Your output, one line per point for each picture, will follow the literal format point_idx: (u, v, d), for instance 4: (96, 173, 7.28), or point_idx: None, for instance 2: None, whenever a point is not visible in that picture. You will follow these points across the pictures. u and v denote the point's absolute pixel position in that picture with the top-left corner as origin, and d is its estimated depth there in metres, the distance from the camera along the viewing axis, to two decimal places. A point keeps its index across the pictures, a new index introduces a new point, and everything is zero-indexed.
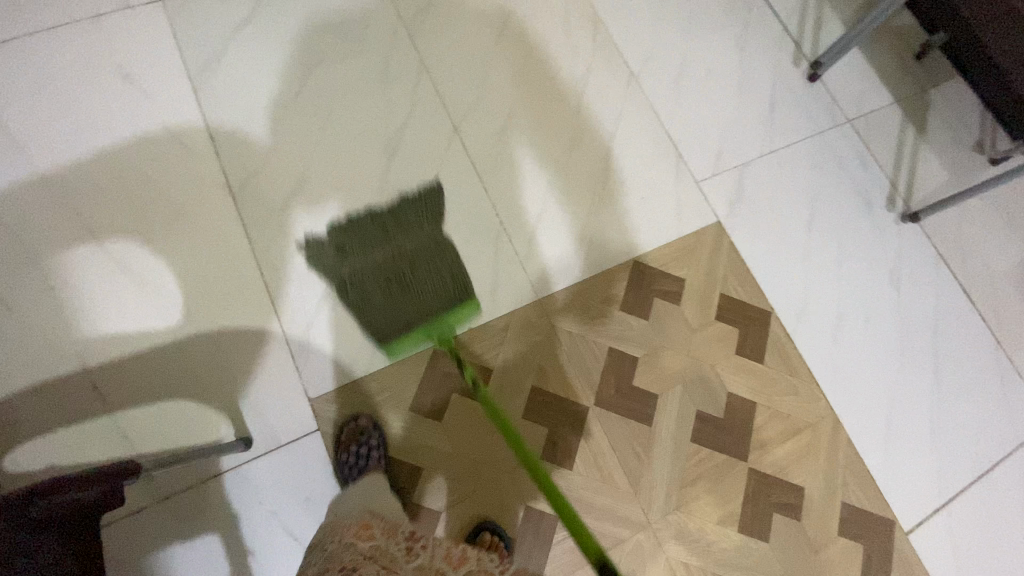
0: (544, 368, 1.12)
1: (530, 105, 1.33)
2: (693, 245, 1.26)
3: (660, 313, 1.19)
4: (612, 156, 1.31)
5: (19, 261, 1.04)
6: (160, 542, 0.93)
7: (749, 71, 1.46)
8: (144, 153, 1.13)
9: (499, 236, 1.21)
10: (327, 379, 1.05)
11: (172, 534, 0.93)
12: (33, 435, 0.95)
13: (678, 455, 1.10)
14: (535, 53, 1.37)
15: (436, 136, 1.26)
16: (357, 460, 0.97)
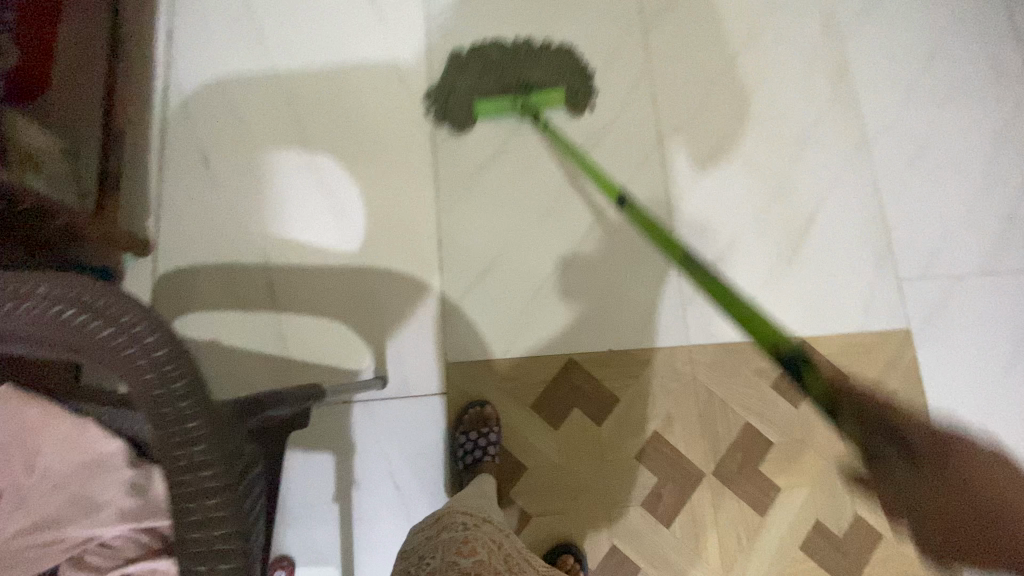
0: (673, 416, 1.06)
1: (744, 138, 1.22)
2: (869, 345, 1.14)
3: (811, 405, 1.09)
4: (814, 221, 1.19)
5: (235, 145, 1.10)
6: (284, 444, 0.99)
7: (998, 174, 1.27)
8: (364, 76, 1.15)
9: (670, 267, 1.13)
10: (465, 349, 1.07)
11: (296, 441, 1.00)
12: (208, 308, 1.03)
13: (782, 556, 1.03)
14: (765, 84, 1.25)
15: (638, 144, 1.20)
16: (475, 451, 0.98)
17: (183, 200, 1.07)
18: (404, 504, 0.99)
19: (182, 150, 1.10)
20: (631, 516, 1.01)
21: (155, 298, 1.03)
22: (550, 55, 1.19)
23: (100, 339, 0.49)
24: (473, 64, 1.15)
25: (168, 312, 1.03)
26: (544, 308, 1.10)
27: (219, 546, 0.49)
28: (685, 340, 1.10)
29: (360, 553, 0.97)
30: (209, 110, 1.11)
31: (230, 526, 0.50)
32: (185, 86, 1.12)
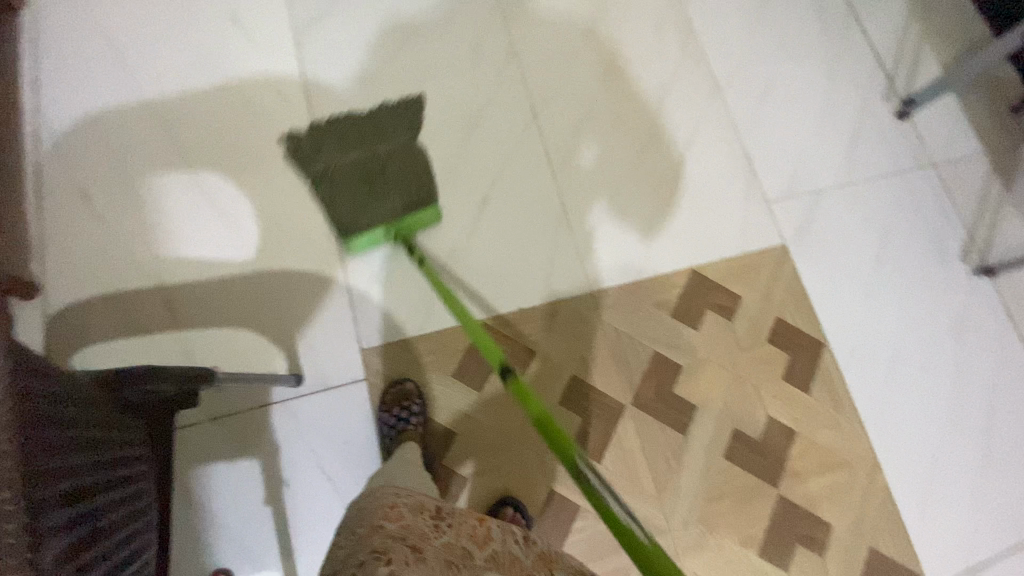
0: (587, 358, 1.12)
1: (611, 101, 1.33)
2: (754, 264, 1.24)
3: (710, 326, 1.18)
4: (685, 163, 1.30)
5: (115, 176, 1.10)
6: (206, 458, 0.98)
7: (836, 101, 1.43)
8: (240, 94, 1.18)
9: (561, 225, 1.21)
10: (379, 333, 1.09)
11: (218, 453, 0.98)
12: (106, 338, 1.01)
13: (708, 469, 1.09)
14: (622, 51, 1.37)
15: (515, 119, 1.28)
16: (399, 424, 1.00)
17: (67, 237, 1.06)
18: (339, 493, 0.99)
19: (59, 189, 1.09)
20: (563, 460, 1.06)
21: (47, 337, 1.01)
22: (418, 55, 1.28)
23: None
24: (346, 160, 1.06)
25: (63, 349, 1.00)
26: (450, 281, 1.14)
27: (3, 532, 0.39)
28: (587, 288, 1.17)
29: (301, 551, 0.96)
30: (83, 147, 1.11)
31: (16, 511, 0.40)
32: (54, 126, 1.12)
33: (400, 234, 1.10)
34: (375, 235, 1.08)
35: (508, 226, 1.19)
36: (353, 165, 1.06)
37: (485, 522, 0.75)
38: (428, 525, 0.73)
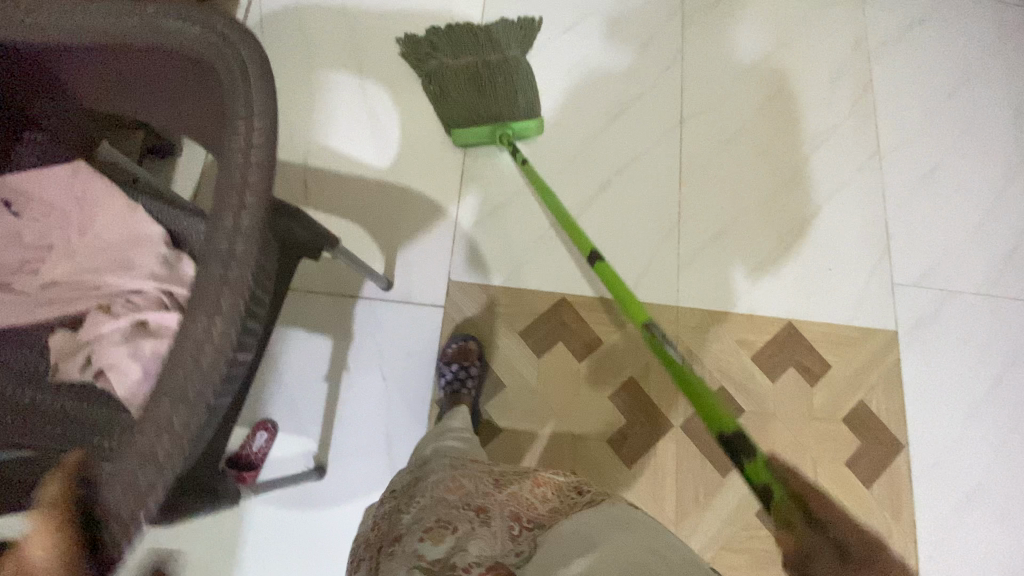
0: (651, 366, 1.12)
1: (762, 131, 1.28)
2: (855, 339, 1.18)
3: (785, 382, 1.14)
4: (817, 215, 1.24)
5: (298, 63, 1.23)
6: (289, 322, 1.08)
7: (1005, 205, 1.31)
8: (422, 23, 1.27)
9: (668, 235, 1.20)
10: (468, 272, 1.14)
11: (300, 322, 1.08)
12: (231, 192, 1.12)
13: (736, 516, 1.05)
14: (791, 87, 1.32)
15: (661, 118, 1.27)
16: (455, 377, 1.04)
17: None
18: (386, 395, 1.06)
19: None
20: (595, 450, 1.06)
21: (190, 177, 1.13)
22: (588, 36, 1.31)
23: (198, 39, 0.52)
24: (441, 42, 1.22)
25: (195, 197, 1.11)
26: (548, 248, 1.16)
27: (241, 244, 0.47)
28: (673, 302, 1.16)
29: (338, 432, 1.05)
30: (280, 30, 1.25)
31: (256, 225, 0.48)
32: (265, 7, 1.27)
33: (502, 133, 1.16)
34: (481, 130, 1.16)
35: (617, 221, 1.20)
36: (459, 71, 1.18)
37: (537, 484, 0.73)
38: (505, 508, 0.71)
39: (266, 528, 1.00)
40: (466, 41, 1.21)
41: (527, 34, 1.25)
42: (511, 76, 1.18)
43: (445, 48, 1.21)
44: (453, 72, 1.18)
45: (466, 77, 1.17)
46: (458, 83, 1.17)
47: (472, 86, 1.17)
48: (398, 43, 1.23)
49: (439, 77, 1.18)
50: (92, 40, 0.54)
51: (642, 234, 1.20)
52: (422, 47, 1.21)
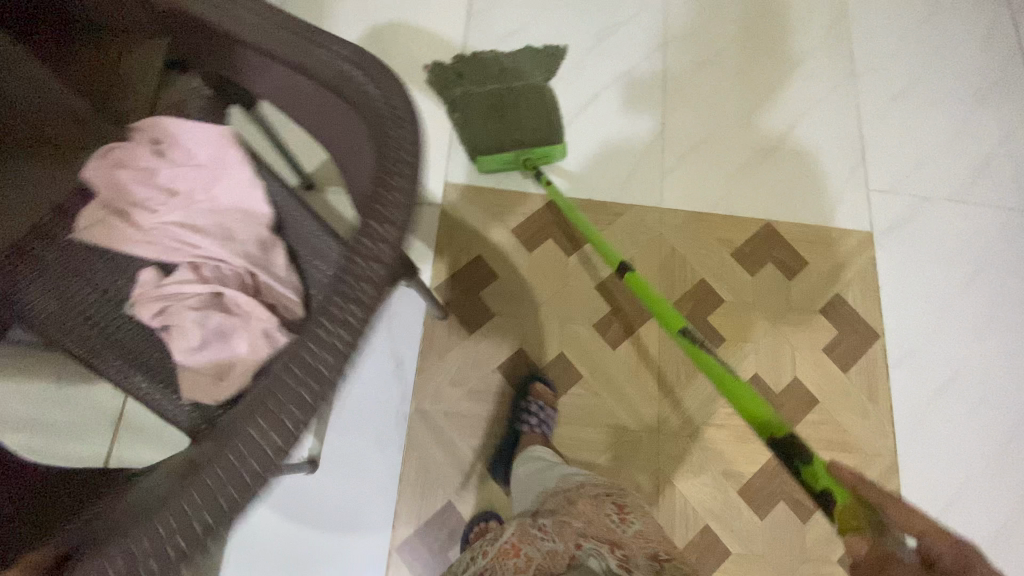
0: (635, 260, 1.19)
1: (742, 53, 1.36)
2: (831, 239, 1.24)
3: (763, 277, 1.20)
4: (794, 128, 1.31)
5: None
6: None
7: (979, 120, 1.36)
8: None
9: (650, 144, 1.27)
10: (464, 176, 1.22)
11: None
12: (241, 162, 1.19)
13: (716, 395, 1.10)
14: (769, 14, 1.40)
15: (644, 42, 1.35)
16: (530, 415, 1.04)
17: None
18: None
19: None
20: (581, 334, 1.13)
21: None
22: None
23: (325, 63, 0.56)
24: (467, 75, 1.27)
25: None
26: None
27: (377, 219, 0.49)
28: (655, 203, 1.23)
29: None
30: None
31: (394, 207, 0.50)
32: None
33: (527, 159, 1.18)
34: (507, 155, 1.18)
35: (602, 132, 1.28)
36: (486, 96, 1.22)
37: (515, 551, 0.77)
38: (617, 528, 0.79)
39: None
40: (490, 78, 1.26)
41: (548, 73, 1.30)
42: (534, 106, 1.22)
43: (472, 82, 1.25)
44: (478, 97, 1.22)
45: (490, 107, 1.20)
46: (485, 113, 1.20)
47: (497, 117, 1.19)
48: (426, 82, 1.28)
49: (464, 103, 1.22)
50: (250, 38, 0.59)
51: (625, 143, 1.27)
52: (450, 83, 1.26)
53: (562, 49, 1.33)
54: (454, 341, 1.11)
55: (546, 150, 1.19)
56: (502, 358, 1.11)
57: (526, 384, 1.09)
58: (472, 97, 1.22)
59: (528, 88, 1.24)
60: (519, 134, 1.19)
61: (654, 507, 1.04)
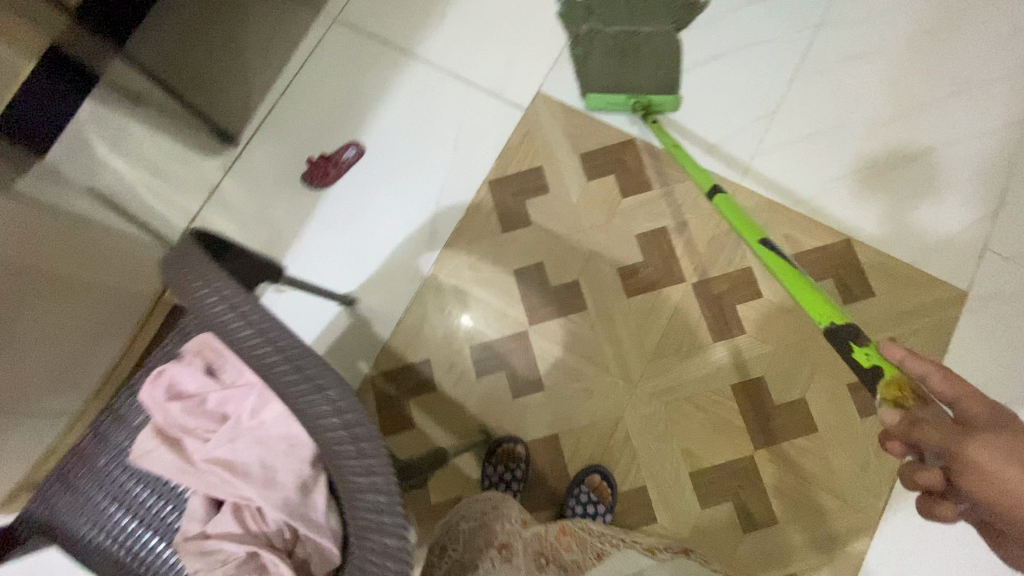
0: (687, 223, 1.15)
1: (901, 58, 1.22)
2: (913, 282, 1.11)
3: (815, 289, 1.12)
4: (925, 155, 1.17)
5: None
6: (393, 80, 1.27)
7: None
8: None
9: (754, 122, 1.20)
10: (557, 91, 1.26)
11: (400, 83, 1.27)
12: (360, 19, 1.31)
13: (709, 377, 1.07)
14: (957, 25, 1.22)
15: (795, 17, 1.26)
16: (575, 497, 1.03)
17: None
18: (453, 161, 1.23)
19: None
20: (604, 271, 1.14)
21: None
22: None
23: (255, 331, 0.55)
24: (595, 10, 1.27)
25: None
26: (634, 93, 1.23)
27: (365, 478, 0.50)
28: (734, 178, 1.18)
29: (408, 172, 1.23)
30: None
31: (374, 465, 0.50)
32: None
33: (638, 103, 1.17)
34: (619, 98, 1.18)
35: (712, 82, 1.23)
36: (612, 41, 1.24)
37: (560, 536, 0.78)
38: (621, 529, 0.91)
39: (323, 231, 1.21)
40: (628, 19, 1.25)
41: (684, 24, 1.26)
42: (660, 60, 1.23)
43: (606, 22, 1.25)
44: (604, 39, 1.24)
45: (616, 55, 1.23)
46: (611, 59, 1.23)
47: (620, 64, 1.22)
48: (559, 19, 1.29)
49: (588, 42, 1.25)
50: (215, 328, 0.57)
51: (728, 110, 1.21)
52: (586, 15, 1.27)
53: (703, 2, 1.27)
54: (488, 233, 1.19)
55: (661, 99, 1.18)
56: (522, 263, 1.17)
57: (534, 293, 1.14)
58: (598, 39, 1.25)
59: (656, 40, 1.25)
60: (635, 84, 1.21)
61: (604, 448, 1.06)
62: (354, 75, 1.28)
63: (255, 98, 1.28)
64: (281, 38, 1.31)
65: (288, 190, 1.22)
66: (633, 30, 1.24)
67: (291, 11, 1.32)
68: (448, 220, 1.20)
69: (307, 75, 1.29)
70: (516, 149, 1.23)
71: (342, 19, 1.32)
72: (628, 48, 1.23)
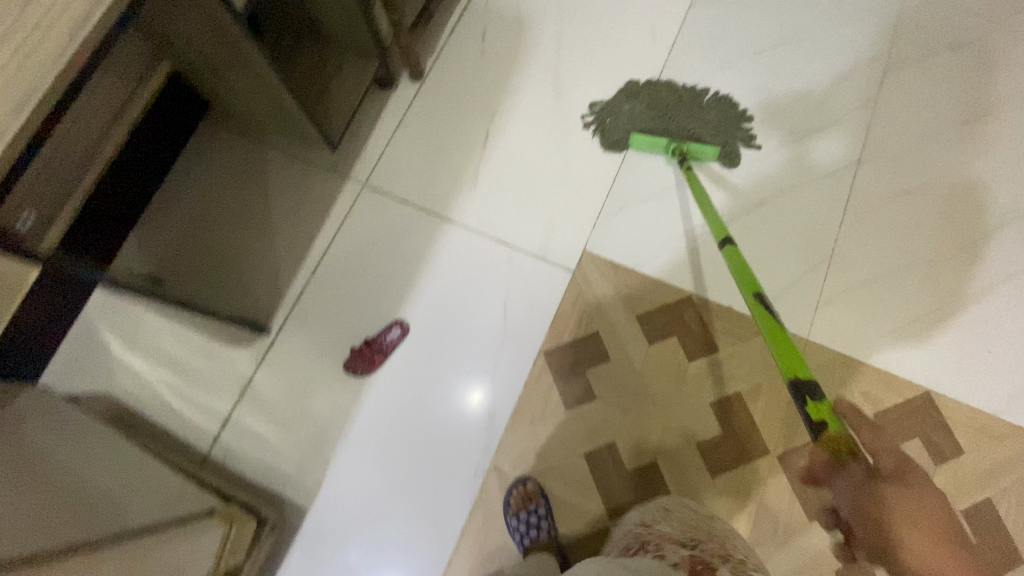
0: (762, 387, 1.10)
1: (946, 193, 1.21)
2: (999, 434, 1.07)
3: (901, 451, 1.07)
4: (987, 295, 1.14)
5: (508, 34, 1.36)
6: (429, 249, 1.23)
7: None
8: (624, 23, 1.35)
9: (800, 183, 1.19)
10: (606, 249, 1.20)
11: (435, 252, 1.22)
12: (391, 186, 1.27)
13: (809, 564, 1.01)
14: (995, 157, 1.22)
15: (835, 156, 1.25)
16: None
17: (454, 55, 1.35)
18: (502, 333, 1.15)
19: (471, 21, 1.37)
20: (681, 449, 1.07)
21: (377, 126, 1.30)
22: (781, 66, 1.31)
23: None
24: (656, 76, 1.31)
25: (363, 156, 1.28)
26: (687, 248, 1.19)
27: None
28: (800, 331, 1.14)
29: (455, 347, 1.15)
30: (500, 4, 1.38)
31: None
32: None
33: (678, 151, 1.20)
34: (661, 142, 1.21)
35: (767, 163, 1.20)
36: (664, 98, 1.28)
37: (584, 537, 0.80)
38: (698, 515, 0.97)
39: (370, 424, 1.11)
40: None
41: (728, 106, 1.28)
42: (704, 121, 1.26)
43: (651, 92, 1.29)
44: (657, 95, 1.28)
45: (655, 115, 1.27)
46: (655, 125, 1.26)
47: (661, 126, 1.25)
48: (590, 108, 1.30)
49: (642, 94, 1.29)
50: None
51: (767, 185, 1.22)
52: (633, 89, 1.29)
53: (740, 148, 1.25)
54: (551, 410, 1.10)
55: (700, 145, 1.21)
56: (592, 446, 1.08)
57: (609, 478, 1.06)
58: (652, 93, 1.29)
59: (706, 106, 1.28)
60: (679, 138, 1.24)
61: None
62: (390, 247, 1.23)
63: (284, 277, 1.21)
64: (307, 212, 1.25)
65: (328, 382, 1.13)
66: (679, 94, 1.28)
67: (318, 179, 1.27)
68: (505, 400, 1.11)
69: (339, 248, 1.23)
70: (569, 315, 1.16)
71: (371, 183, 1.27)
72: (678, 107, 1.27)
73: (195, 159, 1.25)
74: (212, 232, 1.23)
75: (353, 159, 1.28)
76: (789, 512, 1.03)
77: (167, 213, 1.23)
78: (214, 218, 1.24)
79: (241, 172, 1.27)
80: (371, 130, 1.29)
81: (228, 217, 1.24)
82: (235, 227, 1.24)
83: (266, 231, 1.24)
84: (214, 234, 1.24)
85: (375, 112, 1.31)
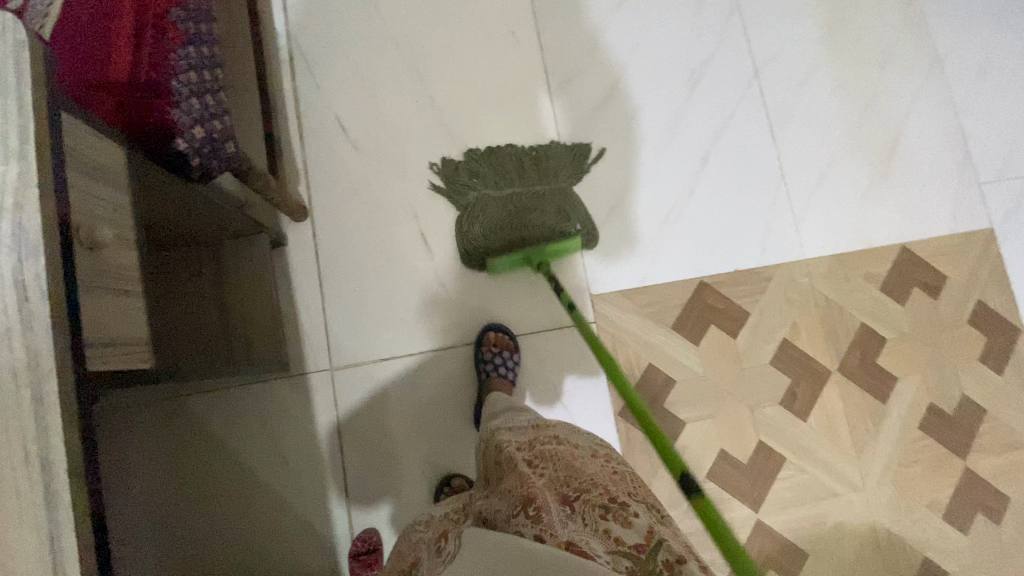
0: (796, 322, 1.16)
1: (831, 64, 1.26)
2: (963, 247, 1.22)
3: (914, 302, 1.19)
4: (902, 135, 1.24)
5: (365, 109, 1.11)
6: (448, 389, 1.06)
7: None
8: (477, 37, 1.17)
9: None
10: (608, 280, 1.13)
11: (455, 386, 1.06)
12: (359, 350, 1.05)
13: (903, 435, 1.15)
14: (848, 9, 1.28)
15: (734, 77, 1.24)
16: None
17: (325, 167, 1.09)
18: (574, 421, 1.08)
19: (318, 117, 1.10)
20: (772, 417, 1.12)
21: (299, 294, 1.05)
22: (642, 12, 1.23)
23: None
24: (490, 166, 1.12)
25: (309, 334, 1.04)
26: (672, 237, 1.16)
27: None
28: (797, 254, 1.18)
29: None
30: (334, 78, 1.11)
31: None
32: (300, 40, 1.11)
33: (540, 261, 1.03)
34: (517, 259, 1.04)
35: None
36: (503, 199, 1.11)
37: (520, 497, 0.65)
38: (590, 454, 0.73)
39: None
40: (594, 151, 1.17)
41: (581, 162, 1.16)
42: (564, 206, 1.13)
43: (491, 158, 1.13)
44: (495, 197, 1.11)
45: (510, 204, 1.11)
46: (500, 219, 1.09)
47: (519, 241, 1.09)
48: (432, 164, 1.11)
49: (479, 204, 1.10)
50: None
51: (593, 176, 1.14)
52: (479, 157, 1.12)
53: (654, 115, 1.20)
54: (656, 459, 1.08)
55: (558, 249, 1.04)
56: (706, 463, 1.09)
57: (733, 479, 1.09)
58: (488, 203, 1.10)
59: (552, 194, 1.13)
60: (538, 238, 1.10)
61: (879, 559, 1.10)
62: (405, 417, 1.05)
63: (319, 521, 1.00)
64: (293, 438, 1.01)
65: None
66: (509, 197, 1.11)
67: (276, 399, 1.02)
68: None
69: (355, 453, 1.03)
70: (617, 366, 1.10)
71: (339, 362, 1.04)
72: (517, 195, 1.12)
73: (120, 481, 0.97)
74: (208, 532, 0.98)
75: (298, 349, 1.03)
76: (866, 406, 1.15)
77: (140, 552, 0.96)
78: (197, 520, 0.98)
79: (187, 454, 0.99)
80: (301, 305, 1.05)
81: (213, 502, 0.99)
82: (221, 511, 0.99)
83: (261, 490, 1.00)
84: (208, 533, 0.98)
85: (285, 281, 1.05)
